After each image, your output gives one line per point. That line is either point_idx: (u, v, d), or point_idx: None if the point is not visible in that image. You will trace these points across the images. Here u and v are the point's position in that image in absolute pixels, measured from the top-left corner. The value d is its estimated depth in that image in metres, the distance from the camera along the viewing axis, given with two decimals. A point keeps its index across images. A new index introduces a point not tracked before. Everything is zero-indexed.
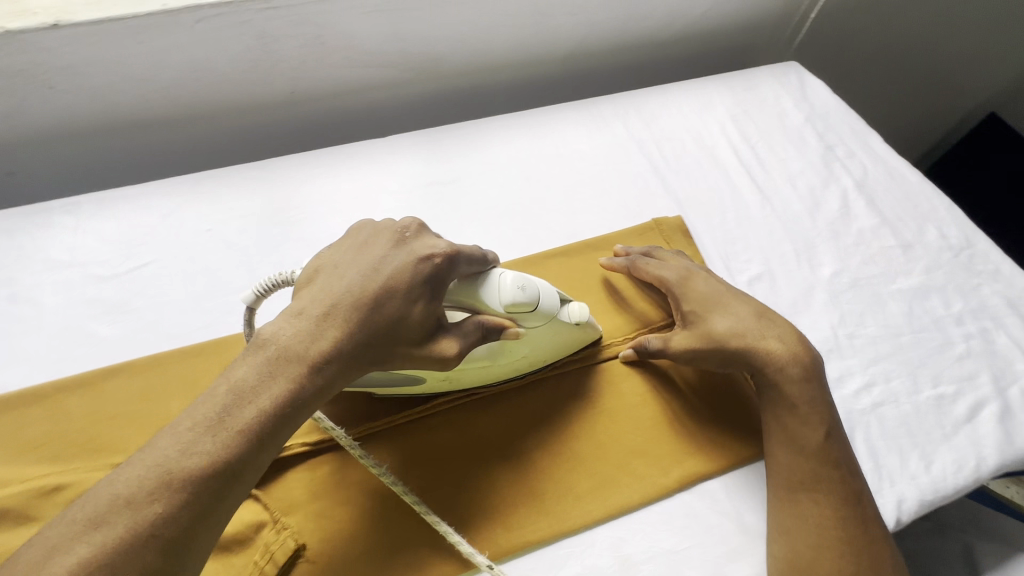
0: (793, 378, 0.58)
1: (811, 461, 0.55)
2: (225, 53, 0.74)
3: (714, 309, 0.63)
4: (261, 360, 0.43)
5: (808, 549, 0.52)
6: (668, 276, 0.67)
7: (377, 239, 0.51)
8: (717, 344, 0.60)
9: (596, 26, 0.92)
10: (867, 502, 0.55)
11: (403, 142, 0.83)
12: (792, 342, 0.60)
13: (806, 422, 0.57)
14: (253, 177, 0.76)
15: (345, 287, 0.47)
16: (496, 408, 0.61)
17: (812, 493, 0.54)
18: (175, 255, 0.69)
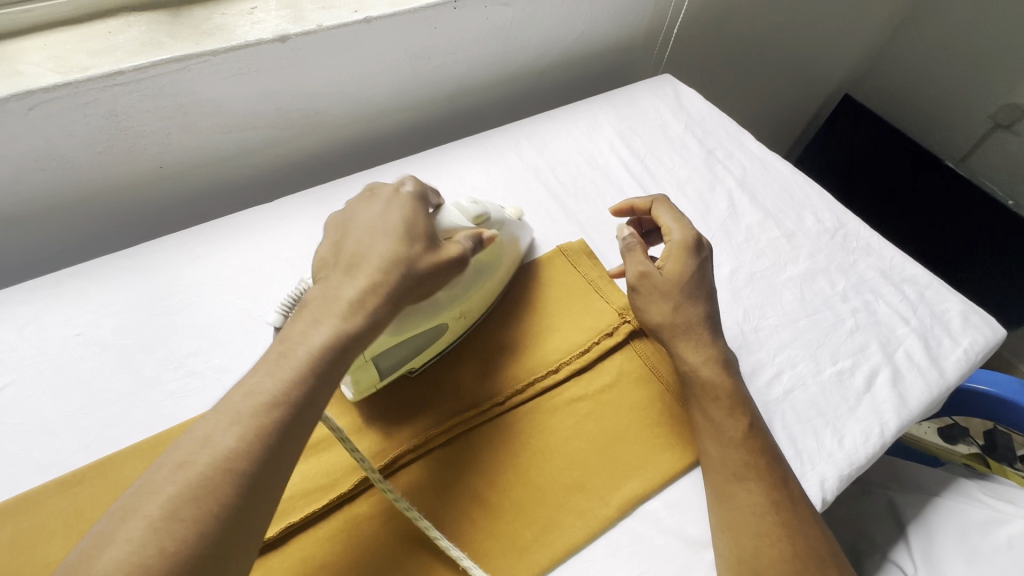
0: (711, 374, 0.62)
1: (737, 451, 0.58)
2: (72, 137, 0.67)
3: (694, 287, 0.66)
4: (312, 313, 0.48)
5: (749, 540, 0.53)
6: (677, 233, 0.69)
7: (355, 205, 0.58)
8: (676, 320, 0.64)
9: (476, 63, 0.93)
10: (792, 483, 0.57)
11: (292, 204, 0.78)
12: (710, 336, 0.64)
13: (727, 415, 0.60)
14: (125, 267, 0.70)
15: (370, 236, 0.54)
16: (435, 467, 0.58)
17: (746, 484, 0.56)
18: (40, 370, 0.61)
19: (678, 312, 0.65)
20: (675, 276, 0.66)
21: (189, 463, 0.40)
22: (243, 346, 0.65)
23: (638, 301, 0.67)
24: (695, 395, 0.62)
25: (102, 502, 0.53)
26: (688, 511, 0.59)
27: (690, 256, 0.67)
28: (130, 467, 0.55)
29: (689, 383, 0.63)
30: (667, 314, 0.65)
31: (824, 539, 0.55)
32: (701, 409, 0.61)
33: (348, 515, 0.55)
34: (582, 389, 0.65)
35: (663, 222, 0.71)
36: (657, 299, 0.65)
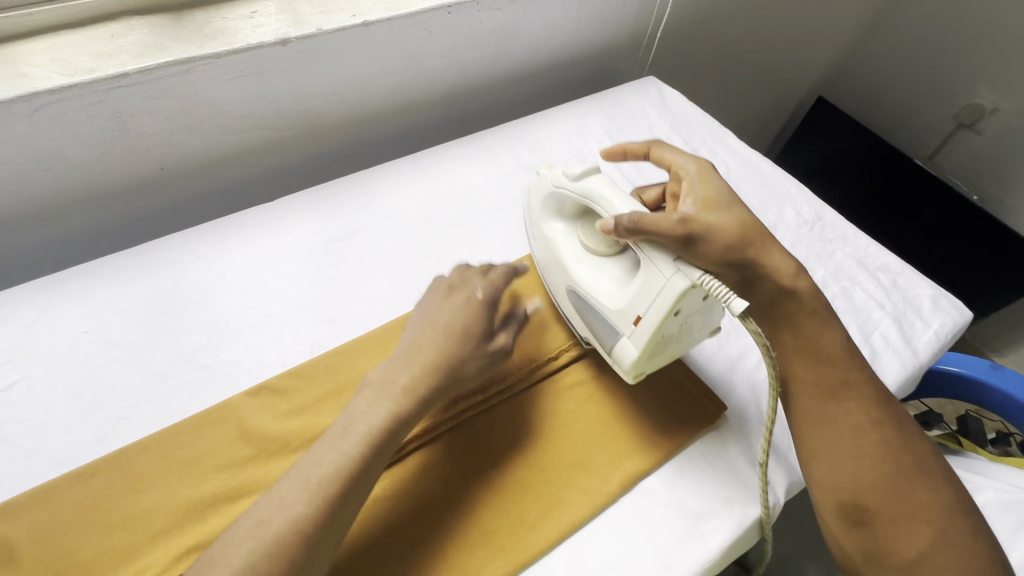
0: (801, 287, 0.63)
1: (833, 370, 0.60)
2: (76, 138, 0.68)
3: (734, 205, 0.65)
4: (370, 394, 0.53)
5: (851, 459, 0.57)
6: (688, 163, 0.69)
7: (425, 312, 0.62)
8: (725, 239, 0.61)
9: (468, 66, 0.95)
10: (892, 404, 0.61)
11: (292, 202, 0.80)
12: (779, 247, 0.64)
13: (824, 332, 0.61)
14: (129, 266, 0.70)
15: (415, 326, 0.60)
16: (444, 450, 0.61)
17: (842, 403, 0.59)
18: (49, 367, 0.62)
19: (724, 230, 0.61)
20: (713, 193, 0.65)
21: (305, 483, 0.47)
22: (251, 341, 0.67)
23: (696, 248, 0.58)
24: (785, 306, 0.62)
25: (118, 493, 0.54)
26: (686, 485, 0.62)
27: (713, 176, 0.68)
28: (145, 459, 0.56)
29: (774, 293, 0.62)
30: (725, 230, 0.61)
31: (921, 453, 0.58)
32: (791, 320, 0.62)
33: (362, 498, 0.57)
34: (581, 375, 0.68)
35: (668, 158, 0.70)
36: (701, 229, 0.59)
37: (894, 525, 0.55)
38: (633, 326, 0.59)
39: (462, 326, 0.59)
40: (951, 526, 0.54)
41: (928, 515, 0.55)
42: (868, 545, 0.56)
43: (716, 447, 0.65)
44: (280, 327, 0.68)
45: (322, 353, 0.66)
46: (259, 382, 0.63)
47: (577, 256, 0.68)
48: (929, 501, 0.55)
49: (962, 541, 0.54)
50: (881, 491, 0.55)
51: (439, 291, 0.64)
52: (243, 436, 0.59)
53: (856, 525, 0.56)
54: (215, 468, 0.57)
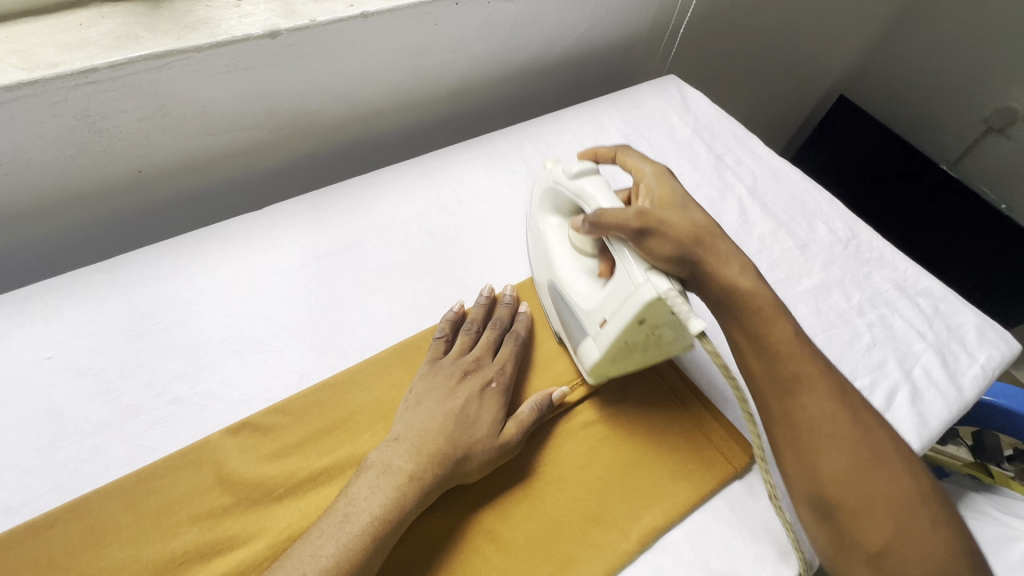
0: (740, 274, 0.55)
1: (780, 355, 0.52)
2: (39, 139, 0.61)
3: (688, 207, 0.60)
4: (371, 478, 0.51)
5: (815, 454, 0.49)
6: (647, 167, 0.65)
7: (422, 382, 0.59)
8: (684, 233, 0.55)
9: (476, 61, 0.88)
10: (849, 389, 0.52)
11: (283, 210, 0.73)
12: (727, 238, 0.58)
13: (764, 316, 0.53)
14: (100, 281, 0.64)
15: (421, 407, 0.56)
16: (444, 499, 0.55)
17: (795, 390, 0.50)
18: (7, 399, 0.55)
19: (684, 224, 0.55)
20: (669, 194, 0.61)
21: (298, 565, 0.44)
22: (232, 370, 0.60)
23: (653, 238, 0.53)
24: (722, 295, 0.55)
25: (80, 550, 0.48)
26: (711, 541, 0.56)
27: (671, 179, 0.64)
28: (110, 508, 0.50)
29: (713, 288, 0.55)
30: (683, 221, 0.56)
31: (884, 439, 0.50)
32: (731, 306, 0.55)
33: None
34: (595, 413, 0.62)
35: (630, 163, 0.66)
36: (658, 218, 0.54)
37: (858, 519, 0.47)
38: (599, 326, 0.57)
39: (478, 418, 0.56)
40: (918, 520, 0.46)
41: (893, 508, 0.46)
42: (838, 542, 0.48)
43: (744, 497, 0.59)
44: (266, 354, 0.62)
45: (311, 385, 0.60)
46: (240, 418, 0.57)
47: (557, 253, 0.65)
48: (894, 492, 0.47)
49: (931, 536, 0.46)
50: (842, 482, 0.47)
51: (451, 372, 0.59)
52: (222, 482, 0.53)
53: (822, 521, 0.48)
54: (189, 519, 0.51)
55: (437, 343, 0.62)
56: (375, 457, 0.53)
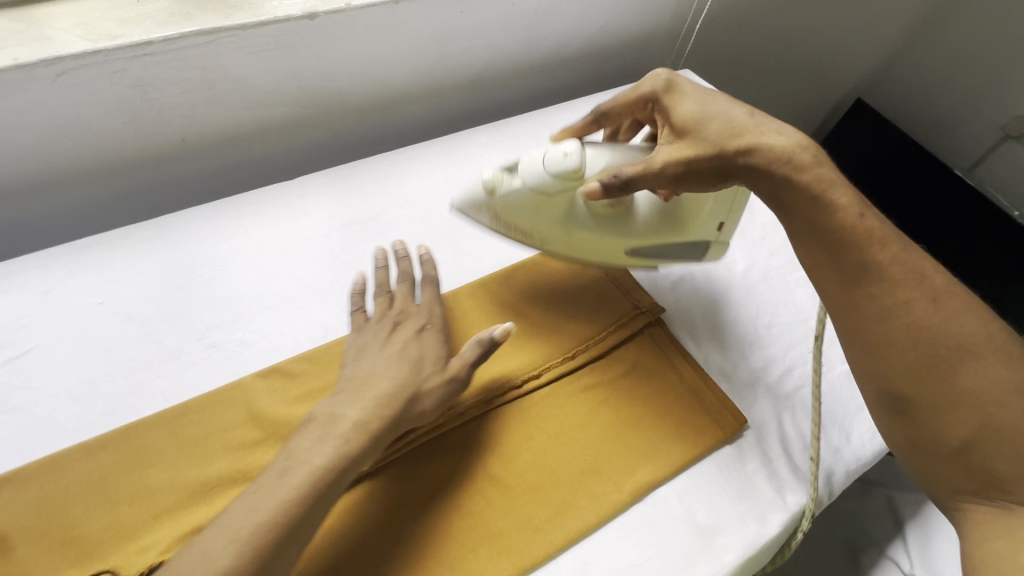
0: (789, 145, 0.58)
1: (851, 255, 0.55)
2: (97, 106, 0.67)
3: (711, 111, 0.61)
4: (314, 432, 0.51)
5: (887, 349, 0.53)
6: (650, 90, 0.67)
7: (357, 340, 0.60)
8: (707, 138, 0.59)
9: (498, 49, 0.92)
10: (931, 282, 0.54)
11: (313, 181, 0.78)
12: (787, 131, 0.59)
13: (838, 211, 0.56)
14: (146, 238, 0.70)
15: (358, 362, 0.58)
16: (454, 446, 0.59)
17: (865, 291, 0.55)
18: (63, 337, 0.61)
19: (698, 133, 0.60)
20: (686, 111, 0.62)
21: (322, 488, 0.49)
22: (263, 322, 0.66)
23: (684, 174, 0.60)
24: (779, 185, 0.57)
25: (127, 469, 0.54)
26: (699, 499, 0.60)
27: (682, 88, 0.65)
28: (153, 435, 0.56)
29: (778, 175, 0.57)
30: (702, 143, 0.59)
31: (971, 332, 0.52)
32: (789, 200, 0.58)
33: (368, 489, 0.56)
34: (597, 377, 0.66)
35: (623, 98, 0.72)
36: (676, 155, 0.59)
37: (936, 412, 0.52)
38: (717, 228, 0.70)
39: (422, 359, 0.59)
40: (995, 404, 0.50)
41: (973, 400, 0.51)
42: (915, 432, 0.53)
43: (732, 460, 0.63)
44: (294, 309, 0.67)
45: (335, 338, 0.65)
46: (270, 364, 0.63)
47: (620, 229, 0.68)
48: (975, 384, 0.51)
49: (1017, 425, 0.49)
50: (915, 377, 0.52)
51: (380, 328, 0.61)
52: (252, 418, 0.58)
53: (899, 411, 0.54)
54: (223, 448, 0.56)
55: (353, 313, 0.64)
56: (321, 409, 0.53)
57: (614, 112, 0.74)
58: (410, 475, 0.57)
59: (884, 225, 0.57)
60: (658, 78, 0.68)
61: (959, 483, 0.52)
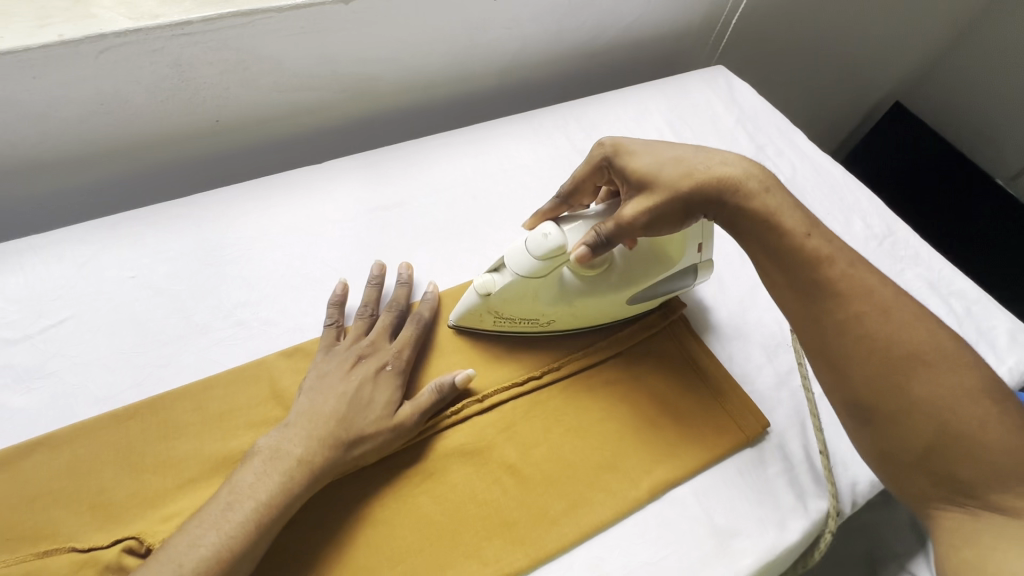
0: (736, 175, 0.57)
1: (802, 271, 0.55)
2: (136, 84, 0.69)
3: (662, 158, 0.58)
4: (259, 464, 0.51)
5: (844, 365, 0.52)
6: (597, 155, 0.63)
7: (323, 365, 0.59)
8: (669, 185, 0.56)
9: (530, 39, 0.92)
10: (878, 293, 0.53)
11: (341, 165, 0.78)
12: (728, 158, 0.59)
13: (789, 232, 0.55)
14: (178, 215, 0.71)
15: (314, 392, 0.56)
16: (472, 434, 0.59)
17: (824, 308, 0.53)
18: (97, 308, 0.63)
19: (657, 182, 0.57)
20: (638, 161, 0.59)
21: None
22: (288, 303, 0.66)
23: (655, 223, 0.57)
24: (733, 215, 0.57)
25: (153, 440, 0.55)
26: (716, 501, 0.59)
27: (630, 140, 0.62)
28: (179, 408, 0.57)
29: (729, 205, 0.56)
30: (664, 190, 0.56)
31: (925, 342, 0.51)
32: (742, 224, 0.57)
33: (384, 473, 0.56)
34: (617, 373, 0.66)
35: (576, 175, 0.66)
36: (644, 207, 0.57)
37: (898, 421, 0.50)
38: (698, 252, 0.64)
39: (372, 401, 0.56)
40: (959, 414, 0.48)
41: (931, 408, 0.49)
42: (882, 444, 0.52)
43: (753, 464, 0.62)
44: (318, 292, 0.68)
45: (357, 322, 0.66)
46: (293, 344, 0.63)
47: (616, 280, 0.63)
48: (935, 393, 0.49)
49: (978, 431, 0.48)
50: (878, 388, 0.51)
51: (345, 357, 0.59)
52: (275, 396, 0.59)
53: (864, 424, 0.52)
54: (246, 425, 0.57)
55: (327, 330, 0.62)
56: (267, 441, 0.53)
57: (578, 189, 0.67)
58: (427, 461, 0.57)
59: (832, 242, 0.56)
60: (603, 145, 0.63)
61: (925, 490, 0.50)
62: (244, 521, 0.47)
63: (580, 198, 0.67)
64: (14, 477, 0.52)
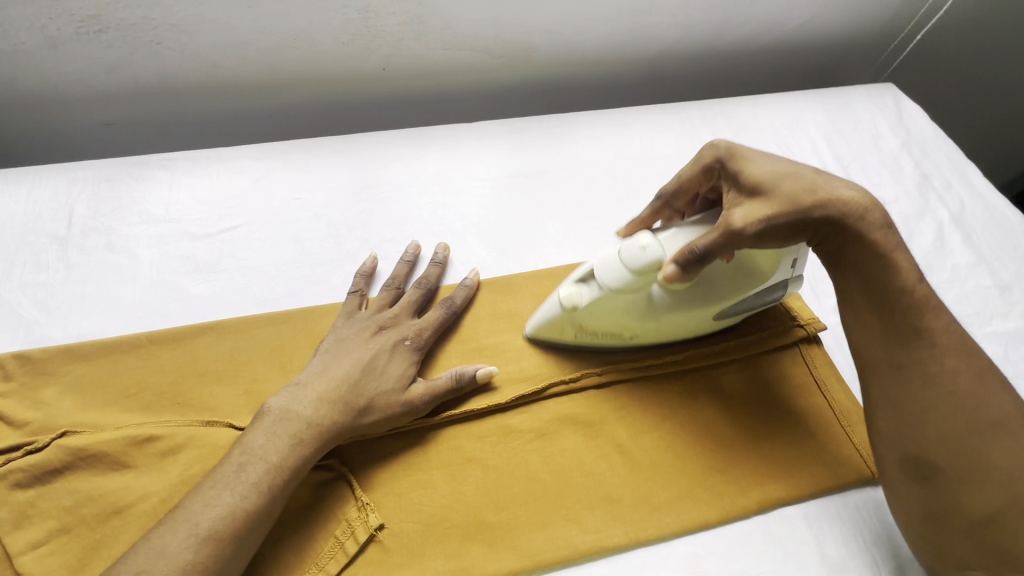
0: (860, 205, 0.52)
1: (904, 313, 0.52)
2: (327, 24, 0.74)
3: (779, 173, 0.53)
4: (268, 425, 0.51)
5: (920, 412, 0.50)
6: (709, 154, 0.57)
7: (344, 330, 0.59)
8: (786, 199, 0.51)
9: (692, 29, 0.89)
10: (972, 354, 0.51)
11: (489, 128, 0.81)
12: (839, 184, 0.54)
13: (897, 274, 0.52)
14: (339, 150, 0.76)
15: (330, 356, 0.57)
16: (586, 406, 0.60)
17: (915, 356, 0.51)
18: (265, 220, 0.70)
19: (774, 193, 0.51)
20: (754, 171, 0.53)
21: None
22: (428, 247, 0.70)
23: (766, 232, 0.51)
24: (840, 245, 0.53)
25: (302, 346, 0.61)
26: (830, 530, 0.56)
27: (746, 147, 0.55)
28: (327, 322, 0.62)
29: (846, 233, 0.52)
30: (779, 205, 0.51)
31: (1009, 411, 0.49)
32: (849, 255, 0.53)
33: (499, 422, 0.58)
34: (740, 379, 0.63)
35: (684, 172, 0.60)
36: (755, 216, 0.50)
37: (960, 483, 0.48)
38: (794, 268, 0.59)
39: (386, 371, 0.56)
40: None
41: (1005, 478, 0.47)
42: (932, 502, 0.49)
43: (876, 503, 0.58)
44: (456, 243, 0.71)
45: (489, 277, 0.68)
46: None
47: (704, 294, 0.57)
48: (1010, 465, 0.47)
49: None
50: (948, 446, 0.49)
51: (366, 325, 0.59)
52: None
53: (921, 478, 0.50)
54: None
55: (352, 297, 0.62)
56: (277, 402, 0.53)
57: (679, 192, 0.61)
58: (539, 421, 0.59)
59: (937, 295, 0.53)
60: (716, 146, 0.57)
61: (962, 557, 0.49)
62: (278, 463, 0.49)
63: (679, 200, 0.62)
64: (188, 351, 0.59)
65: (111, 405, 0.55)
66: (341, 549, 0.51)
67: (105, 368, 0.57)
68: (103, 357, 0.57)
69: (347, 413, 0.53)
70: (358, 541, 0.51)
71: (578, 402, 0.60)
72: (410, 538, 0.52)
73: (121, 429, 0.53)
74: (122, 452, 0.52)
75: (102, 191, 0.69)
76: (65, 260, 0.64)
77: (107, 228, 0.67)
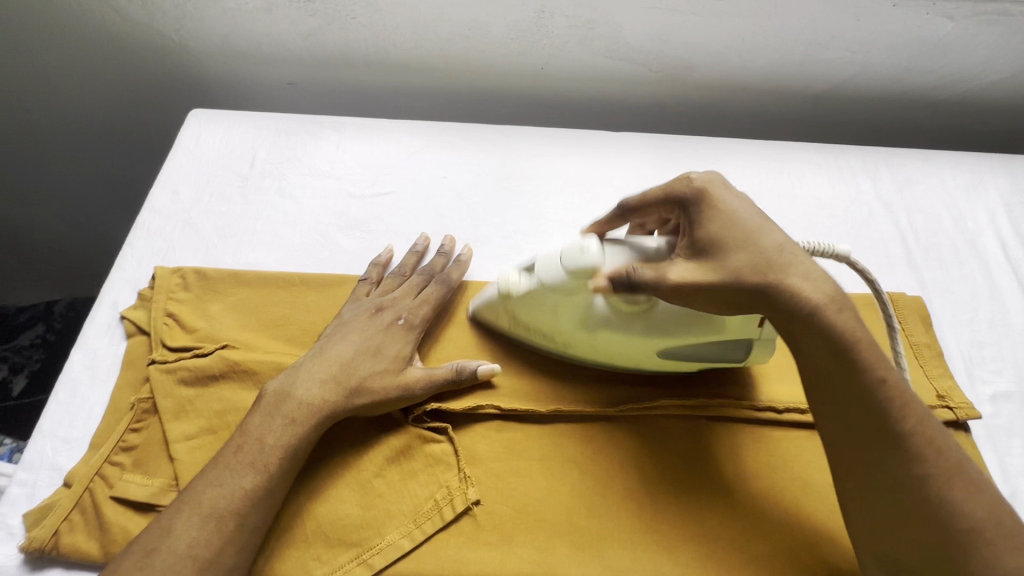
0: (819, 290, 0.45)
1: (866, 407, 0.44)
2: (503, 19, 0.78)
3: (729, 237, 0.47)
4: (263, 407, 0.53)
5: (884, 515, 0.44)
6: (677, 188, 0.52)
7: (348, 314, 0.60)
8: (730, 270, 0.46)
9: (870, 69, 0.83)
10: (939, 452, 0.43)
11: (635, 141, 0.80)
12: (799, 259, 0.46)
13: (866, 365, 0.44)
14: (489, 139, 0.79)
15: (335, 338, 0.58)
16: (691, 434, 0.58)
17: (879, 455, 0.44)
18: (412, 191, 0.74)
19: (719, 259, 0.46)
20: (708, 230, 0.48)
21: None
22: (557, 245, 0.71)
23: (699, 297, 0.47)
24: (796, 327, 0.46)
25: None
26: None
27: (713, 191, 0.50)
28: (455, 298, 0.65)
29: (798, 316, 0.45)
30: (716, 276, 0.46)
31: (987, 516, 0.41)
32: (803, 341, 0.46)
33: (602, 430, 0.58)
34: None
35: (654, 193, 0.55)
36: (692, 279, 0.47)
37: None
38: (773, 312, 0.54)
39: (382, 352, 0.57)
40: None
41: None
42: None
43: None
44: None
45: None
46: None
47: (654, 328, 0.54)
48: None
49: None
50: (921, 553, 0.42)
51: (365, 308, 0.60)
52: None
53: None
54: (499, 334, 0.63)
55: (361, 284, 0.64)
56: (275, 384, 0.54)
57: (644, 210, 0.56)
58: (642, 438, 0.57)
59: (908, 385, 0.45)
60: (690, 181, 0.51)
61: None
62: (275, 444, 0.50)
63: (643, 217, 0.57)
64: (331, 297, 0.64)
65: (262, 331, 0.62)
66: (437, 514, 0.52)
67: (262, 298, 0.64)
68: (262, 287, 0.64)
69: (344, 393, 0.54)
70: (453, 509, 0.53)
71: (686, 428, 0.58)
72: (501, 521, 0.53)
73: (269, 354, 0.59)
74: (265, 374, 0.57)
75: (281, 141, 0.77)
76: (243, 196, 0.72)
77: (281, 174, 0.74)
